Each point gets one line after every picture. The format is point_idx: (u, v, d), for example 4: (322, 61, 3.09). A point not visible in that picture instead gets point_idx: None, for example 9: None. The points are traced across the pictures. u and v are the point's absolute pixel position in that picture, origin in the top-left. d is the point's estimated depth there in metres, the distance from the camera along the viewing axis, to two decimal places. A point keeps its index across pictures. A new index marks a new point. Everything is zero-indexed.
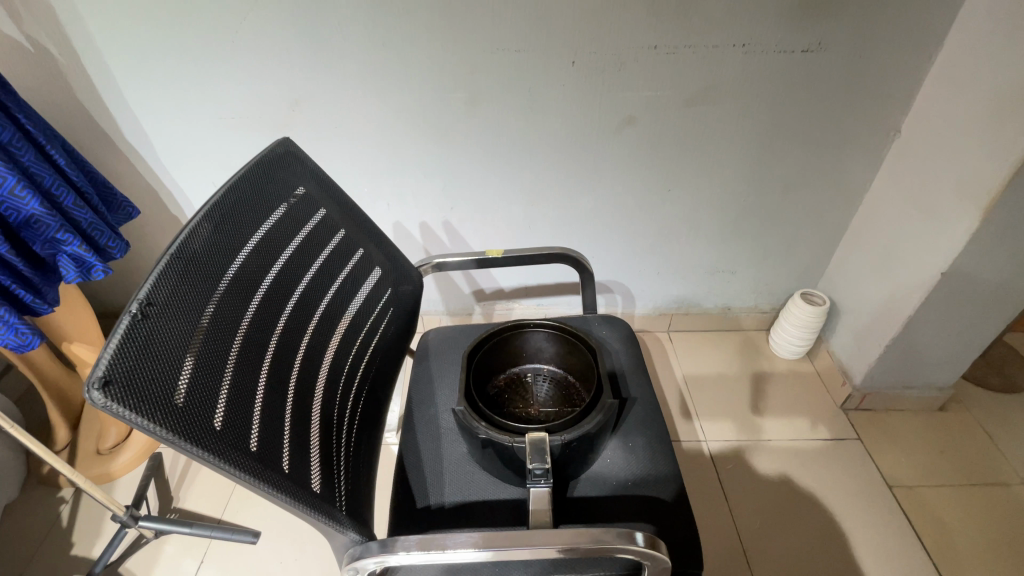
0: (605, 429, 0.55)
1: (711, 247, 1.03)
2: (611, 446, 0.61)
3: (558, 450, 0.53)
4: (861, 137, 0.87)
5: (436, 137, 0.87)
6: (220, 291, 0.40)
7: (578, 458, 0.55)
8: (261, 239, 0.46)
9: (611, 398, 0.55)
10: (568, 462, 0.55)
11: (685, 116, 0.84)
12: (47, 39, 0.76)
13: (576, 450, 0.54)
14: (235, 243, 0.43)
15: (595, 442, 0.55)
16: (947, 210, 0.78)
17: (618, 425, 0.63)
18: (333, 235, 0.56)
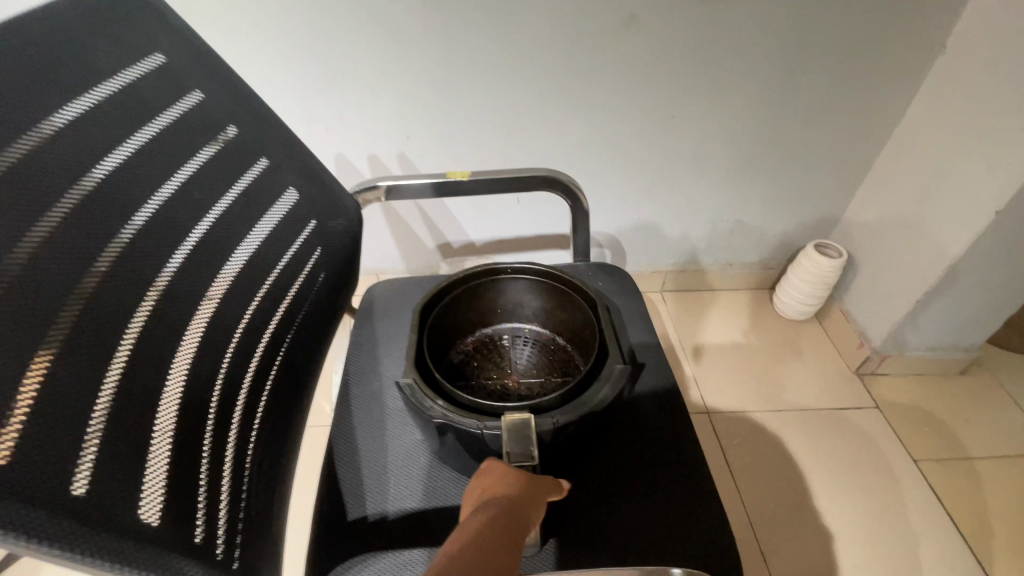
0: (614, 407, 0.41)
1: (716, 190, 0.89)
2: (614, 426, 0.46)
3: (550, 437, 0.38)
4: (899, 52, 0.73)
5: (384, 39, 0.68)
6: None
7: (576, 446, 0.40)
8: (74, 113, 0.28)
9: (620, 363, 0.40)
10: (561, 450, 0.40)
11: (694, 20, 0.68)
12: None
13: (573, 437, 0.39)
14: (12, 103, 0.25)
15: (599, 424, 0.40)
16: (1007, 137, 0.64)
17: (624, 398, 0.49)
18: (219, 133, 0.38)
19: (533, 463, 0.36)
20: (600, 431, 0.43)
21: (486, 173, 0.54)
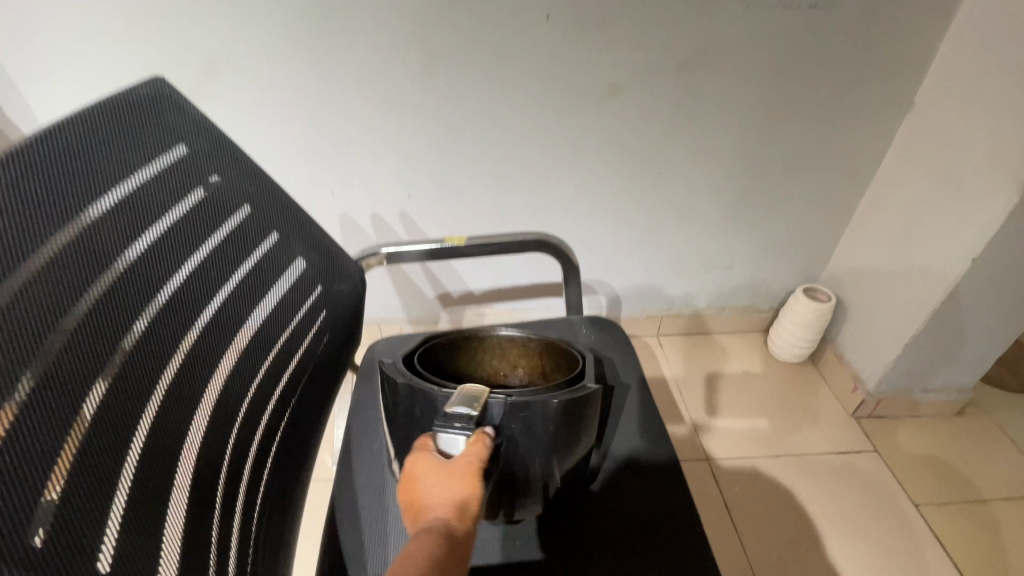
0: (575, 425, 0.43)
1: (706, 239, 0.92)
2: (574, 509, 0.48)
3: (496, 429, 0.41)
4: (871, 110, 0.78)
5: (388, 108, 0.73)
6: (19, 277, 0.24)
7: (523, 458, 0.42)
8: (114, 204, 0.30)
9: (582, 391, 0.43)
10: (509, 461, 0.42)
11: (677, 86, 0.73)
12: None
13: (527, 433, 0.42)
14: (61, 205, 0.27)
15: (553, 439, 0.43)
16: (977, 190, 0.68)
17: (593, 488, 0.50)
18: (233, 212, 0.40)
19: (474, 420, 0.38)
20: (557, 473, 0.45)
21: (482, 237, 0.58)
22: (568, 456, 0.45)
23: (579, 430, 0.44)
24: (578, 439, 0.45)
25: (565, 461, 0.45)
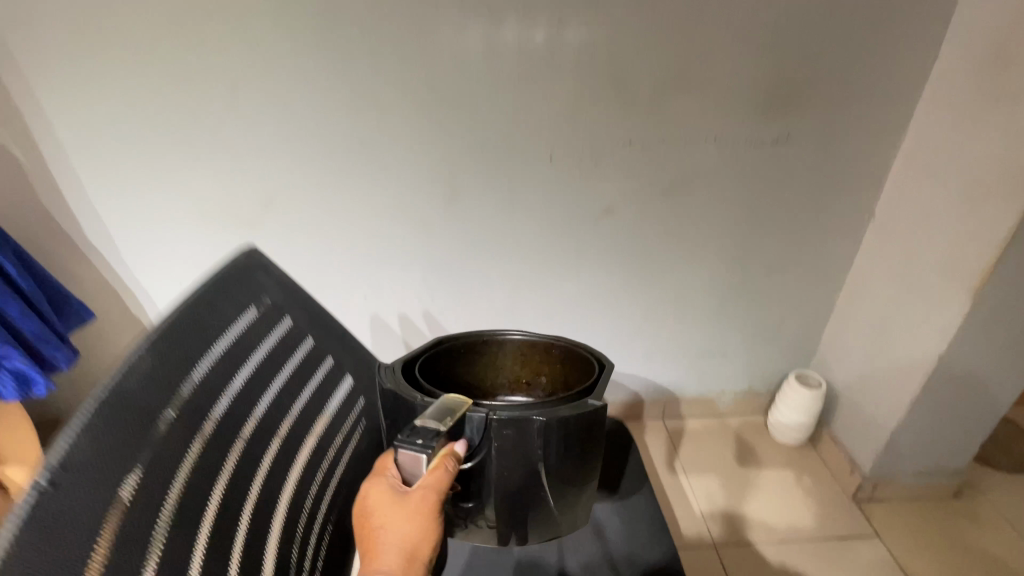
0: (549, 438, 0.51)
1: (700, 330, 1.01)
2: (524, 522, 0.58)
3: (472, 436, 0.50)
4: (837, 219, 0.89)
5: (417, 229, 0.85)
6: (155, 436, 0.33)
7: (490, 466, 0.53)
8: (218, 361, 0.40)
9: (558, 424, 0.51)
10: (480, 465, 0.52)
11: (664, 205, 0.86)
12: (6, 137, 0.74)
13: (499, 436, 0.50)
14: (182, 373, 0.37)
15: (522, 451, 0.52)
16: (935, 293, 0.77)
17: (550, 511, 0.58)
18: (300, 345, 0.50)
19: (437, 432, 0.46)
20: (517, 486, 0.54)
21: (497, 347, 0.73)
22: (531, 473, 0.53)
23: (547, 456, 0.53)
24: (544, 465, 0.53)
25: (527, 477, 0.54)
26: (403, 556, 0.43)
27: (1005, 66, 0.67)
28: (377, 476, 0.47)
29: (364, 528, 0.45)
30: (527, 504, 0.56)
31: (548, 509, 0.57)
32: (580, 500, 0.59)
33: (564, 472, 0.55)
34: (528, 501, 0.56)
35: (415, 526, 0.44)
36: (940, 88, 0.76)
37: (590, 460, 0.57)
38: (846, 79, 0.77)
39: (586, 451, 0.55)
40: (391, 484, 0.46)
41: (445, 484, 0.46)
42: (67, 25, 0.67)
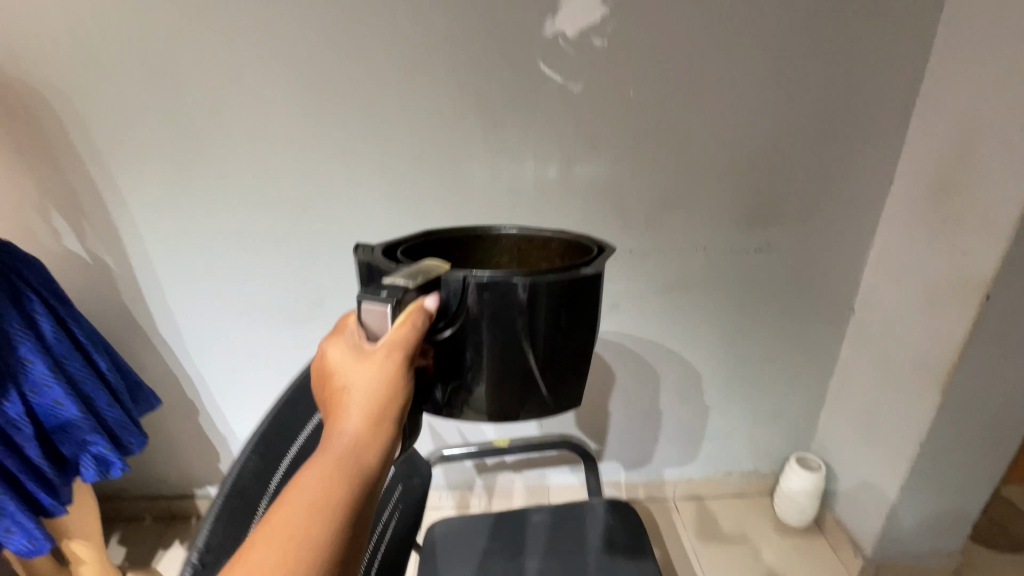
0: (550, 304, 0.38)
1: (703, 413, 1.09)
2: (513, 410, 0.43)
3: (449, 299, 0.37)
4: (820, 314, 0.99)
5: None
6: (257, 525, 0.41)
7: (473, 337, 0.39)
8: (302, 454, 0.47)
9: (557, 284, 0.38)
10: (460, 337, 0.39)
11: (662, 303, 0.97)
12: (107, 253, 0.88)
13: (482, 305, 0.37)
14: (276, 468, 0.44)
15: (511, 317, 0.38)
16: (911, 387, 0.85)
17: (544, 400, 0.43)
18: None
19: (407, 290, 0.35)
20: (503, 369, 0.40)
21: (518, 440, 0.90)
22: (523, 350, 0.39)
23: (540, 321, 0.39)
24: (538, 329, 0.39)
25: (516, 355, 0.39)
26: (370, 422, 0.36)
27: (948, 194, 0.78)
28: (336, 330, 0.39)
29: (328, 388, 0.39)
30: (516, 392, 0.42)
31: (544, 391, 0.42)
32: (580, 372, 0.44)
33: (564, 351, 0.41)
34: (518, 376, 0.41)
35: (379, 384, 0.36)
36: (899, 206, 0.87)
37: (588, 323, 0.42)
38: (816, 198, 0.90)
39: (586, 310, 0.41)
40: (350, 342, 0.37)
41: (417, 340, 0.36)
42: (164, 170, 0.82)
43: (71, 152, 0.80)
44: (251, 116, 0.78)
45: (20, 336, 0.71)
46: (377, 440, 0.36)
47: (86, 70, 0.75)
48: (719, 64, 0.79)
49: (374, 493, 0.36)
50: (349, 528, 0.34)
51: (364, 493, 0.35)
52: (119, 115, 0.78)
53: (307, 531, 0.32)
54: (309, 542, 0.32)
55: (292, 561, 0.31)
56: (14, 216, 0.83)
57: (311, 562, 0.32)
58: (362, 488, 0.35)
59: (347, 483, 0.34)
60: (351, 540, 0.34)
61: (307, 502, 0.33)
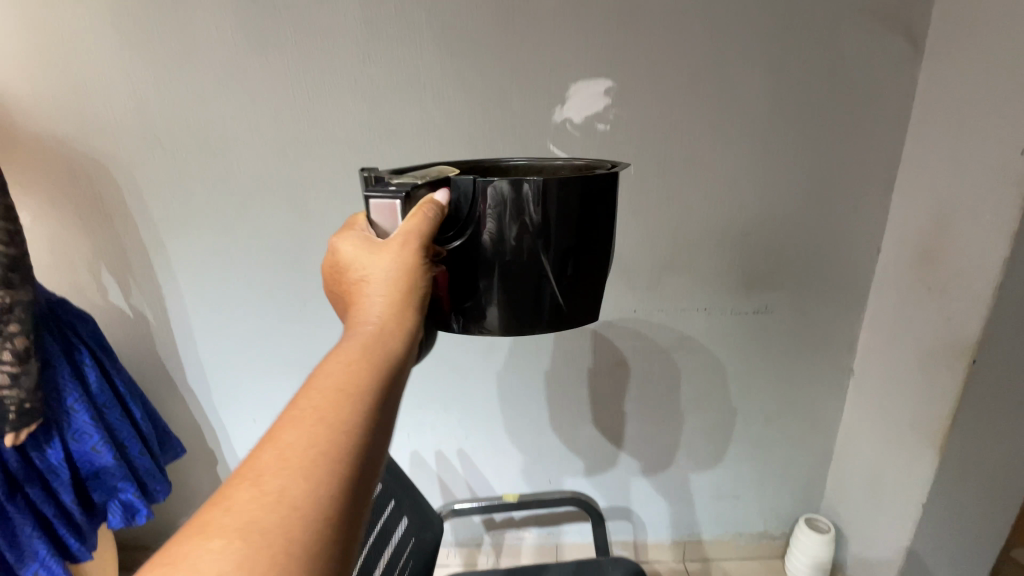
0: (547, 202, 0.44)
1: (712, 472, 1.13)
2: (530, 314, 0.48)
3: (461, 203, 0.44)
4: (820, 373, 1.03)
5: (456, 378, 1.01)
6: None
7: (485, 240, 0.45)
8: None
9: (562, 185, 0.44)
10: (472, 240, 0.45)
11: (667, 361, 1.02)
12: (148, 307, 0.95)
13: (486, 205, 0.44)
14: None
15: (516, 220, 0.44)
16: (912, 447, 0.88)
17: (557, 310, 0.49)
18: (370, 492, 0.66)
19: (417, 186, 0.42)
20: (515, 270, 0.46)
21: (529, 494, 0.93)
22: (532, 250, 0.46)
23: (546, 222, 0.45)
24: (545, 231, 0.45)
25: (526, 255, 0.46)
26: (385, 308, 0.41)
27: (930, 263, 0.84)
28: (346, 239, 0.45)
29: (346, 291, 0.44)
30: (529, 296, 0.48)
31: (557, 295, 0.48)
32: (590, 280, 0.50)
33: (568, 252, 0.47)
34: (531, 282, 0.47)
35: (392, 272, 0.41)
36: (887, 272, 0.93)
37: (595, 233, 0.48)
38: (809, 264, 0.95)
39: (592, 218, 0.47)
40: (361, 243, 0.44)
41: (427, 233, 0.42)
42: (207, 234, 0.90)
43: (125, 218, 0.88)
44: (289, 187, 0.87)
45: (68, 387, 0.79)
46: (393, 324, 0.40)
47: (144, 147, 0.83)
48: (711, 146, 0.86)
49: (397, 379, 0.39)
50: (375, 407, 0.36)
51: (386, 374, 0.38)
52: (172, 186, 0.86)
53: (333, 410, 0.35)
54: (337, 421, 0.34)
55: (322, 433, 0.33)
56: (67, 274, 0.91)
57: (338, 432, 0.34)
58: (384, 369, 0.38)
59: (369, 364, 0.37)
60: (376, 417, 0.36)
61: (334, 383, 0.36)
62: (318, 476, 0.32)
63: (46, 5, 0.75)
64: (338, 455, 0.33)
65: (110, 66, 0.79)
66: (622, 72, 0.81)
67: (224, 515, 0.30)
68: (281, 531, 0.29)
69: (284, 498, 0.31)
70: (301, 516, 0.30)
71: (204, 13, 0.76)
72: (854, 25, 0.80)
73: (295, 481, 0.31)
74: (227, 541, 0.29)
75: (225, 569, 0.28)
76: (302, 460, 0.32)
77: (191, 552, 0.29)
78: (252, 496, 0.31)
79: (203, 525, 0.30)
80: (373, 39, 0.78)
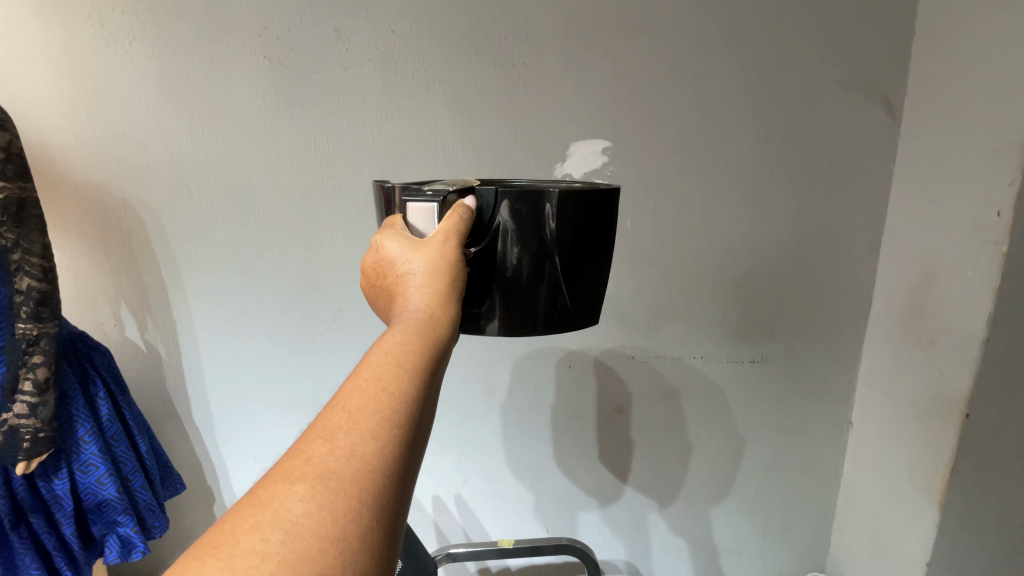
0: (560, 214, 0.49)
1: (714, 525, 1.13)
2: (534, 318, 0.52)
3: (484, 209, 0.48)
4: (819, 423, 1.05)
5: (456, 420, 1.03)
6: None
7: (501, 245, 0.49)
8: None
9: (573, 198, 0.49)
10: (491, 245, 0.49)
11: (665, 408, 1.04)
12: (161, 342, 0.98)
13: (504, 215, 0.48)
14: None
15: (532, 231, 0.49)
16: (914, 502, 0.89)
17: (560, 320, 0.53)
18: None
19: (447, 194, 0.46)
20: (526, 273, 0.50)
21: (523, 541, 0.92)
22: (543, 256, 0.50)
23: (556, 231, 0.49)
24: (555, 240, 0.49)
25: (538, 260, 0.50)
26: (433, 292, 0.43)
27: (919, 317, 0.87)
28: (388, 231, 0.47)
29: (388, 279, 0.46)
30: (535, 299, 0.51)
31: (561, 300, 0.52)
32: (593, 292, 0.54)
33: (576, 263, 0.51)
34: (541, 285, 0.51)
35: (439, 261, 0.44)
36: (879, 324, 0.96)
37: (599, 244, 0.53)
38: (802, 314, 0.98)
39: (595, 230, 0.51)
40: (405, 235, 0.46)
41: (462, 230, 0.46)
42: (223, 273, 0.95)
43: (148, 257, 0.93)
44: (305, 232, 0.92)
45: (80, 419, 0.83)
46: (441, 308, 0.42)
47: (172, 192, 0.90)
48: (704, 201, 0.91)
49: (445, 357, 0.41)
50: (429, 379, 0.38)
51: (438, 351, 0.40)
52: (196, 228, 0.92)
53: (395, 378, 0.36)
54: (398, 388, 0.35)
55: (386, 399, 0.35)
56: (87, 309, 0.95)
57: (399, 399, 0.35)
58: (436, 345, 0.40)
59: (424, 339, 0.39)
60: (430, 388, 0.38)
61: (392, 354, 0.37)
62: (385, 436, 0.33)
63: (96, 66, 0.83)
64: (402, 419, 0.34)
65: (148, 121, 0.86)
66: (618, 132, 0.87)
67: (303, 465, 0.31)
68: (356, 481, 0.31)
69: (355, 454, 0.32)
70: (372, 469, 0.32)
71: (238, 75, 0.84)
72: (834, 94, 0.86)
73: (365, 439, 0.33)
74: (308, 487, 0.30)
75: (309, 511, 0.29)
76: (371, 421, 0.33)
77: (275, 497, 0.30)
78: (327, 450, 0.32)
79: (282, 475, 0.31)
80: (390, 99, 0.86)
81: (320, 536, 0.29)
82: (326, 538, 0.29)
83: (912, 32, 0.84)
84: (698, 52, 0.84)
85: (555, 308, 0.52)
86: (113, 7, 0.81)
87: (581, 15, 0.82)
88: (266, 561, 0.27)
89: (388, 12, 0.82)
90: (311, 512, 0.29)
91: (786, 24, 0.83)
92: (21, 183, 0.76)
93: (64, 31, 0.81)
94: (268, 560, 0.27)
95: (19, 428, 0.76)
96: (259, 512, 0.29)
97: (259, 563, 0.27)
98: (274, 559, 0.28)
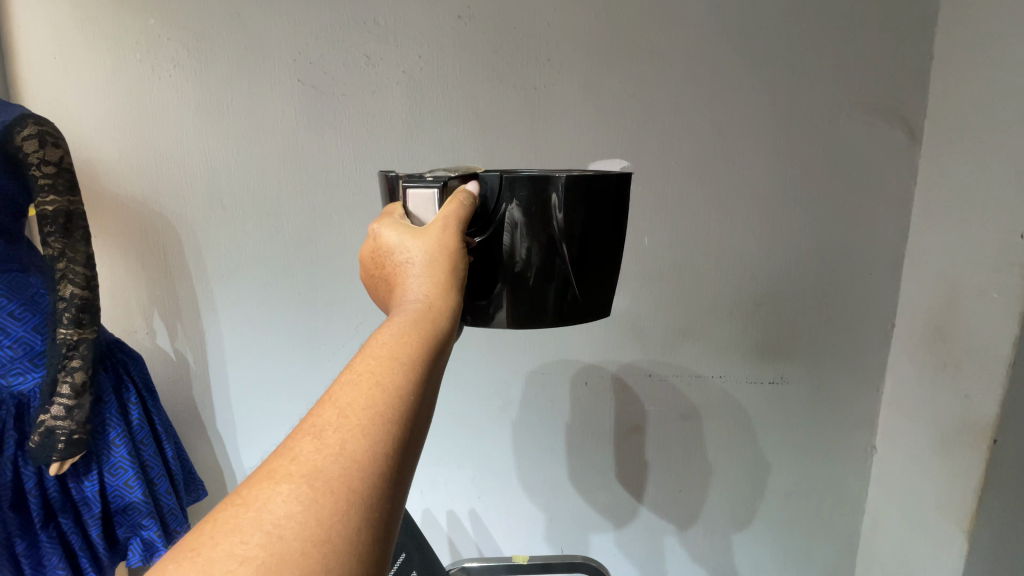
0: (568, 202, 0.50)
1: (732, 550, 1.10)
2: (542, 309, 0.53)
3: (487, 198, 0.50)
4: (841, 448, 1.02)
5: (471, 434, 1.03)
6: None
7: (507, 236, 0.51)
8: None
9: (580, 186, 0.50)
10: (495, 235, 0.51)
11: (683, 427, 1.03)
12: (189, 350, 1.01)
13: (509, 203, 0.50)
14: None
15: (538, 220, 0.50)
16: (941, 529, 0.86)
17: (569, 309, 0.54)
18: (396, 556, 0.75)
19: (446, 180, 0.48)
20: (533, 264, 0.52)
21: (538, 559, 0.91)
22: (551, 246, 0.51)
23: (564, 222, 0.51)
24: (562, 231, 0.51)
25: (545, 252, 0.51)
26: (432, 284, 0.44)
27: (944, 341, 0.86)
28: (387, 221, 0.49)
29: (388, 269, 0.48)
30: (542, 290, 0.53)
31: (569, 291, 0.53)
32: (603, 283, 0.55)
33: (584, 253, 0.52)
34: (549, 277, 0.52)
35: (437, 250, 0.45)
36: (903, 347, 0.94)
37: (609, 235, 0.54)
38: (823, 335, 0.97)
39: (605, 220, 0.53)
40: (403, 225, 0.48)
41: (462, 218, 0.47)
42: (251, 284, 0.98)
43: (181, 269, 0.97)
44: (331, 247, 0.95)
45: (112, 423, 0.86)
46: (441, 298, 0.43)
47: (207, 206, 0.94)
48: (721, 221, 0.91)
49: (444, 349, 0.41)
50: (427, 373, 0.39)
51: (438, 343, 0.40)
52: (227, 241, 0.96)
53: (388, 373, 0.37)
54: (393, 383, 0.36)
55: (379, 395, 0.36)
56: (123, 317, 0.99)
57: (394, 395, 0.36)
58: (435, 336, 0.41)
59: (421, 331, 0.40)
60: (428, 381, 0.39)
61: (388, 348, 0.38)
62: (376, 434, 0.34)
63: (142, 89, 0.89)
64: (395, 416, 0.35)
65: (189, 140, 0.91)
66: (636, 153, 0.89)
67: (290, 463, 0.32)
68: (344, 480, 0.32)
69: (345, 453, 0.33)
70: (361, 467, 0.33)
71: (273, 96, 0.89)
72: (852, 117, 0.87)
73: (355, 437, 0.34)
74: (294, 487, 0.31)
75: (292, 512, 0.30)
76: (361, 417, 0.34)
77: (259, 497, 0.31)
78: (315, 449, 0.33)
79: (269, 473, 0.32)
80: (415, 120, 0.89)
81: (302, 539, 0.30)
82: (309, 540, 0.30)
83: (931, 57, 0.84)
84: (715, 76, 0.86)
85: (562, 298, 0.54)
86: (160, 34, 0.87)
87: (602, 40, 0.85)
88: (245, 565, 0.28)
89: (416, 39, 0.86)
90: (295, 514, 0.30)
91: (803, 50, 0.84)
92: (70, 197, 0.80)
93: (115, 57, 0.87)
94: (248, 563, 0.28)
95: (55, 429, 0.79)
96: (242, 514, 0.30)
97: (239, 566, 0.28)
98: (254, 563, 0.28)
